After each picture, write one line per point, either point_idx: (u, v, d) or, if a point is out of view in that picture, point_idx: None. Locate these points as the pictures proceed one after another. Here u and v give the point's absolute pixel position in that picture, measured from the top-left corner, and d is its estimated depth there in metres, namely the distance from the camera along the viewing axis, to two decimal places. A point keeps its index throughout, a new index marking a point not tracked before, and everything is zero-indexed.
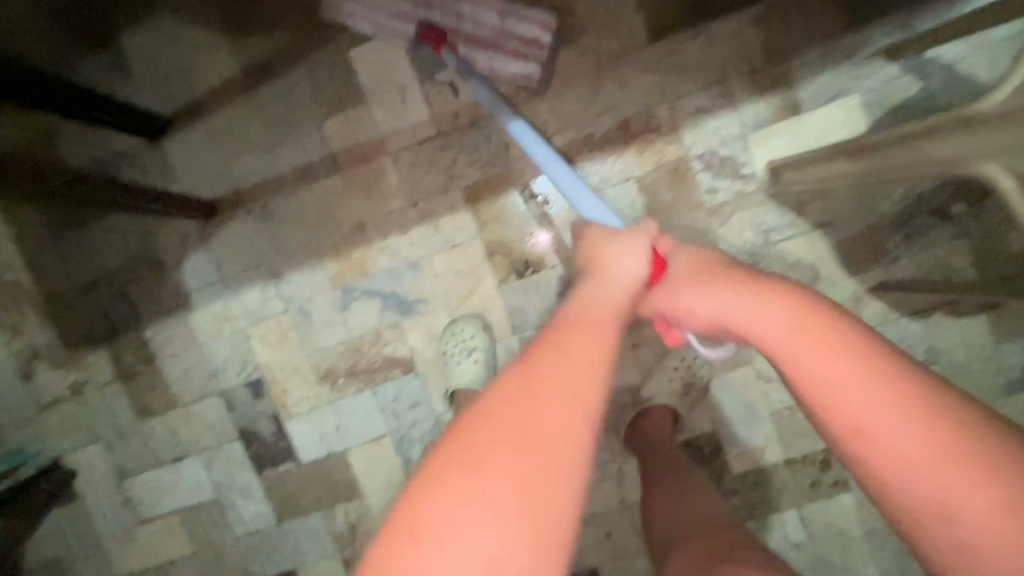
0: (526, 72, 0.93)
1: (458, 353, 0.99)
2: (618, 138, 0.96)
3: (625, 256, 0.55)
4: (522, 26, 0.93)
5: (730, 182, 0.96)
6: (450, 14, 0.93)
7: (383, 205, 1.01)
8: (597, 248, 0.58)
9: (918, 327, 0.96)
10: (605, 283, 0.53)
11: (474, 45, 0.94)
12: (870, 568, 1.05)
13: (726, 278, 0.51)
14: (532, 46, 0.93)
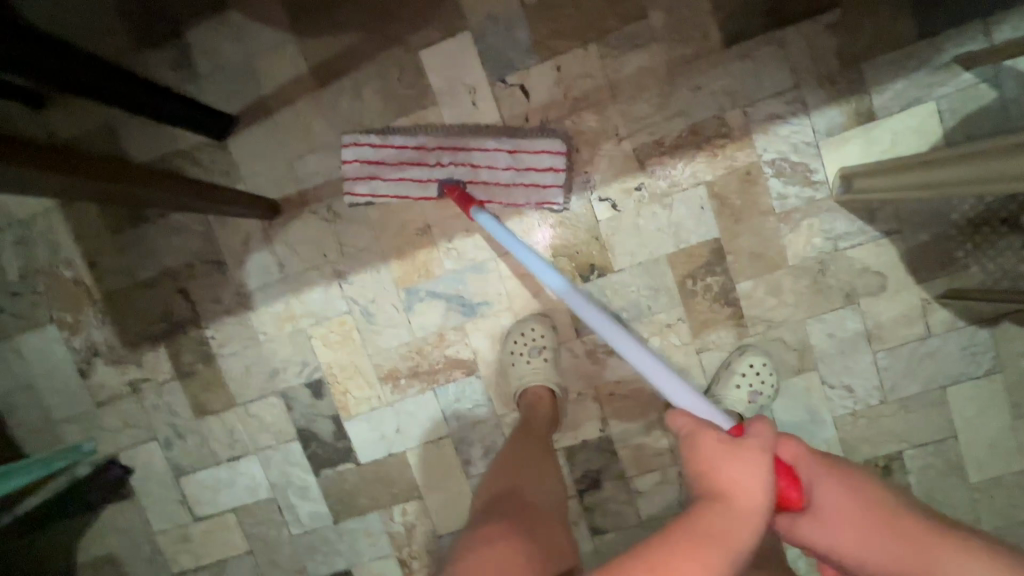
0: (549, 199, 0.98)
1: (528, 352, 0.99)
2: (688, 143, 0.96)
3: (754, 480, 0.50)
4: (531, 158, 0.97)
5: (800, 188, 0.96)
6: (463, 166, 0.98)
7: (449, 207, 1.01)
8: (718, 462, 0.51)
9: (984, 335, 0.97)
10: (729, 514, 0.49)
11: (495, 190, 0.99)
12: None
13: (849, 507, 0.56)
14: (546, 174, 0.97)
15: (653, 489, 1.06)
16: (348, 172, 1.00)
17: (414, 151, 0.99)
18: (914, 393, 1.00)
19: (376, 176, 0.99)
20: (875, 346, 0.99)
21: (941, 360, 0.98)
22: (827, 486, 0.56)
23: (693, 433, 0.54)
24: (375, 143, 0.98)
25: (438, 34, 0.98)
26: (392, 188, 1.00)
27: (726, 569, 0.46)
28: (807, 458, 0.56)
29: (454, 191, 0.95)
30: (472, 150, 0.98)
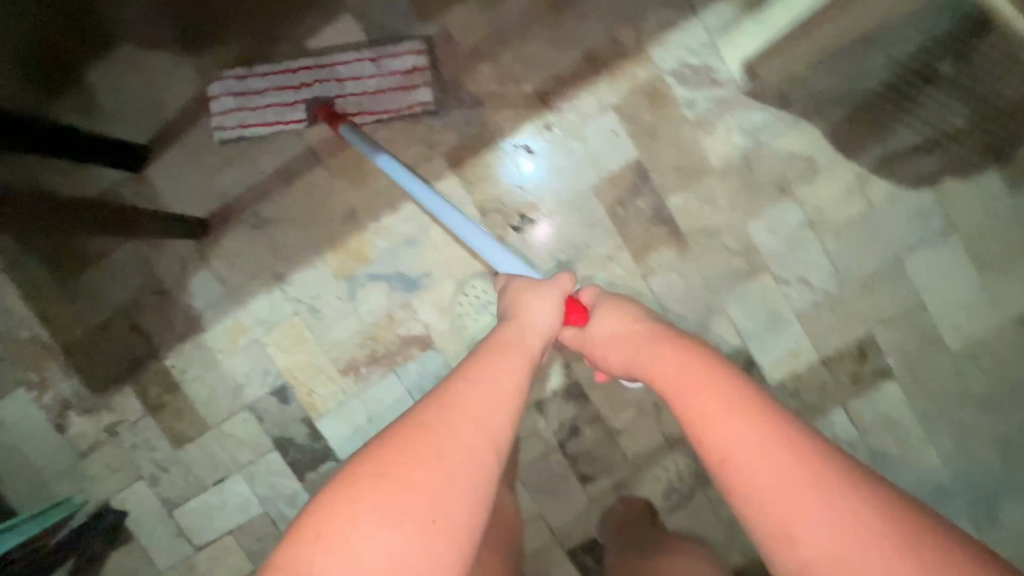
0: (422, 100, 0.97)
1: (475, 310, 1.03)
2: (587, 72, 0.95)
3: (545, 307, 0.66)
4: (395, 61, 0.96)
5: (708, 90, 0.94)
6: (330, 82, 0.97)
7: (369, 188, 1.02)
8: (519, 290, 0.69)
9: (930, 196, 0.93)
10: (522, 327, 0.63)
11: (362, 101, 0.98)
12: (932, 453, 1.01)
13: (637, 327, 0.65)
14: (413, 72, 0.96)
15: (631, 424, 1.05)
16: (218, 107, 0.99)
17: (280, 76, 0.98)
18: (872, 272, 0.97)
19: (245, 107, 0.99)
20: (821, 233, 0.96)
21: (892, 232, 0.95)
22: (610, 314, 0.68)
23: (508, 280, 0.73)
24: (240, 76, 0.99)
25: (322, 22, 0.99)
26: (264, 117, 0.99)
27: (509, 369, 0.56)
28: (601, 297, 0.71)
29: (323, 109, 0.95)
30: (337, 66, 0.97)
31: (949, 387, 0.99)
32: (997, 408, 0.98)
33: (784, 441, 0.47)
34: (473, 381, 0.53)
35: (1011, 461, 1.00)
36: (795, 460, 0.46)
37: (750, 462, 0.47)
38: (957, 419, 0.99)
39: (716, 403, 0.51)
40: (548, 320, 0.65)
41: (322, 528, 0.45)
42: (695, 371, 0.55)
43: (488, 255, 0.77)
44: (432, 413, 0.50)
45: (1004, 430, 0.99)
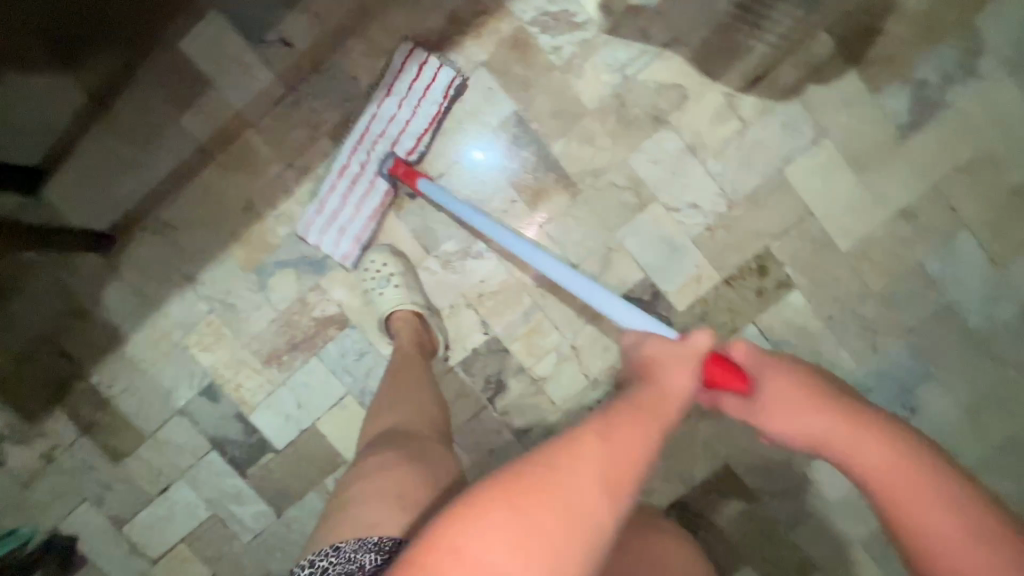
0: (449, 86, 0.97)
1: (378, 283, 1.01)
2: (453, 33, 0.98)
3: (684, 372, 0.57)
4: (401, 77, 0.97)
5: (570, 34, 0.97)
6: (373, 139, 0.99)
7: (264, 177, 1.03)
8: (655, 355, 0.59)
9: (796, 105, 0.97)
10: (659, 390, 0.55)
11: (410, 128, 0.99)
12: (843, 354, 1.04)
13: (811, 396, 0.58)
14: (423, 75, 0.97)
15: (553, 370, 1.07)
16: (327, 246, 1.02)
17: (340, 177, 1.00)
18: (756, 187, 1.00)
19: (339, 222, 1.01)
20: (702, 156, 0.99)
21: (767, 146, 0.99)
22: (779, 382, 0.60)
23: (640, 340, 0.63)
24: (317, 208, 1.01)
25: (189, 20, 1.00)
26: (358, 208, 1.01)
27: (647, 430, 0.51)
28: (757, 358, 0.63)
29: (400, 169, 0.97)
30: (370, 125, 0.99)
31: (848, 287, 1.02)
32: (895, 301, 1.02)
33: (962, 511, 0.51)
34: (605, 434, 0.49)
35: (918, 349, 1.03)
36: (976, 539, 0.50)
37: (934, 526, 0.51)
38: (859, 317, 1.03)
39: (884, 472, 0.53)
40: (694, 382, 0.57)
41: (446, 549, 0.44)
42: (873, 440, 0.55)
43: (615, 316, 0.75)
44: (558, 462, 0.47)
45: (905, 320, 1.03)
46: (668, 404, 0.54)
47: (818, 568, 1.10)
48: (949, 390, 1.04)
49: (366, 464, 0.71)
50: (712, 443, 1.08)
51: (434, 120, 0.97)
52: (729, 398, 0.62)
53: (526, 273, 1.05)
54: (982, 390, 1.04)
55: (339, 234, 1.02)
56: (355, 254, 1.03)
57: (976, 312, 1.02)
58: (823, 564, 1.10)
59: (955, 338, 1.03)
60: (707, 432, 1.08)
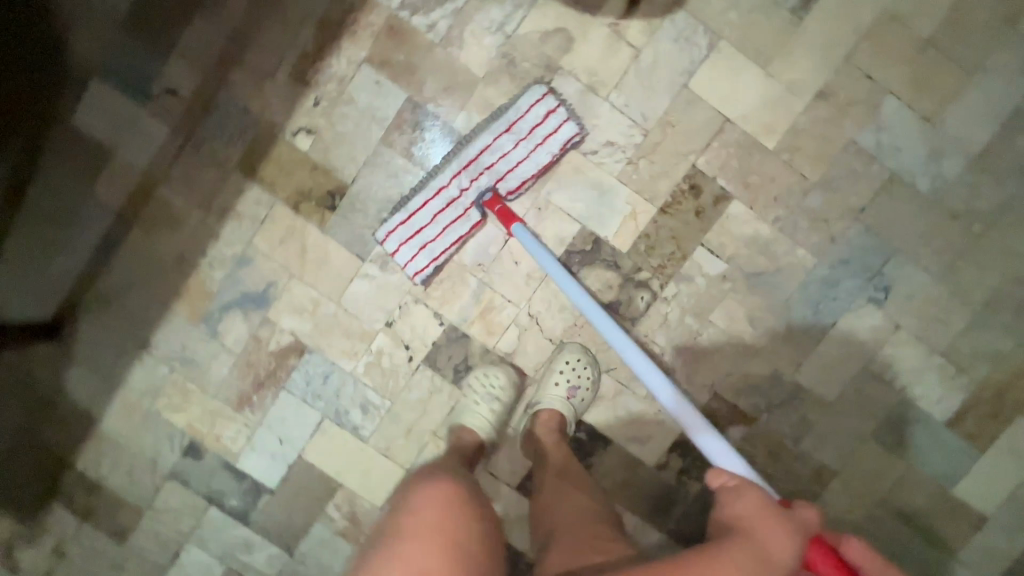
0: (569, 136, 0.92)
1: (479, 396, 1.01)
2: (328, 38, 0.97)
3: (782, 546, 0.63)
4: (527, 117, 0.91)
5: (440, 8, 0.96)
6: (483, 171, 0.92)
7: (186, 228, 1.03)
8: (754, 515, 0.67)
9: (682, 17, 0.95)
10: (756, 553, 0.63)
11: (519, 168, 0.93)
12: (801, 252, 1.01)
13: None
14: (540, 120, 0.92)
15: (518, 343, 1.05)
16: (403, 260, 0.95)
17: (438, 198, 0.92)
18: (666, 108, 0.98)
19: (426, 244, 0.95)
20: (603, 92, 0.97)
21: (665, 65, 0.96)
22: None
23: (746, 488, 0.71)
24: (403, 221, 0.93)
25: (75, 94, 1.00)
26: (446, 239, 0.95)
27: None
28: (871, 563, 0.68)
29: (497, 206, 0.93)
30: (480, 156, 0.91)
31: (787, 185, 0.99)
32: (837, 186, 0.99)
33: None
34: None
35: (874, 228, 1.00)
36: None
37: None
38: (806, 210, 1.00)
39: None
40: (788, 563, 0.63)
41: None
42: None
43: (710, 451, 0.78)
44: None
45: (852, 202, 1.00)
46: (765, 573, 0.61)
47: (835, 475, 1.06)
48: (916, 262, 1.01)
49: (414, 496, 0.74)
50: (696, 377, 1.04)
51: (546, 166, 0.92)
52: None
53: (465, 255, 1.03)
54: (951, 253, 1.01)
55: (421, 252, 0.95)
56: (426, 272, 0.97)
57: (922, 175, 0.99)
58: (839, 470, 1.06)
59: (908, 207, 0.99)
60: (688, 367, 1.05)
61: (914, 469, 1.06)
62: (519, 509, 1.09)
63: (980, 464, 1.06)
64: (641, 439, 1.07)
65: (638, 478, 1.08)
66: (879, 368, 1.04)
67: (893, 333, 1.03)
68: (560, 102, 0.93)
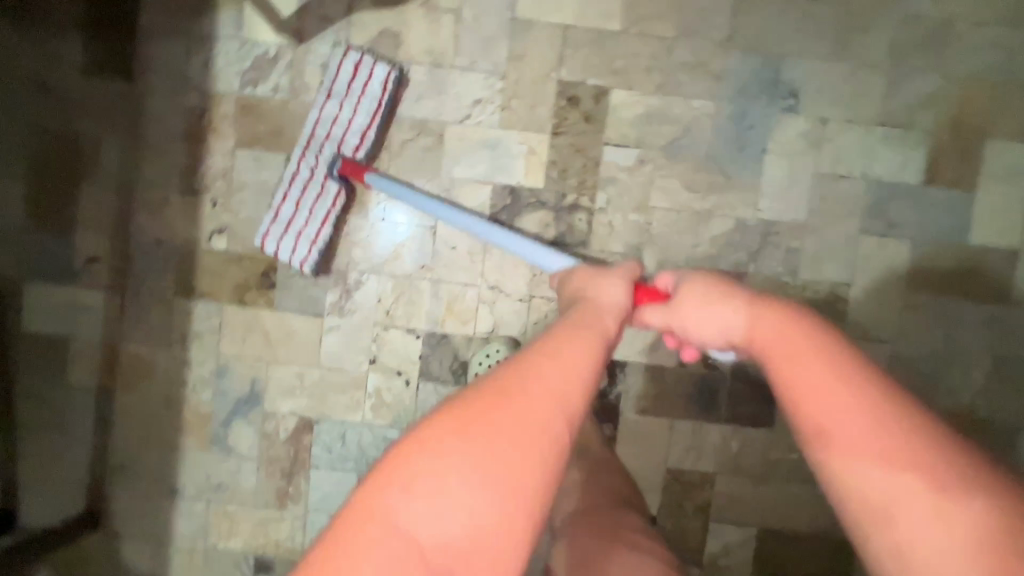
0: (382, 75, 0.96)
1: None
2: (197, 145, 1.03)
3: (609, 291, 0.61)
4: (339, 77, 0.97)
5: (276, 69, 1.02)
6: (321, 140, 0.97)
7: (160, 369, 1.07)
8: (583, 283, 0.64)
9: None
10: (604, 308, 0.57)
11: (354, 125, 0.98)
12: (698, 103, 1.01)
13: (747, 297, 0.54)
14: (355, 74, 0.96)
15: (494, 317, 1.05)
16: (287, 255, 0.99)
17: (292, 184, 0.98)
18: (509, 46, 1.01)
19: (301, 231, 0.99)
20: (447, 61, 1.01)
21: (488, 11, 1.00)
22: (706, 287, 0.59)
23: (574, 270, 0.69)
24: (272, 219, 0.99)
25: (14, 303, 1.07)
26: (314, 218, 0.99)
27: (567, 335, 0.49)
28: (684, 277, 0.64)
29: (346, 165, 0.96)
30: (315, 130, 0.97)
31: (651, 51, 1.00)
32: (696, 29, 1.00)
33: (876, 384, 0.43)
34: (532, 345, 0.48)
35: (750, 46, 1.00)
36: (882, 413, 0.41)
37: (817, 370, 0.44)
38: (681, 64, 1.00)
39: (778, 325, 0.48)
40: (622, 299, 0.60)
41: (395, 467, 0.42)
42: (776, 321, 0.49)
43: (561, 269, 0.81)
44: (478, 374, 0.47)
45: (718, 35, 1.00)
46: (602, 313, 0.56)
47: (849, 285, 1.03)
48: (807, 56, 1.00)
49: (367, 476, 0.43)
50: (668, 265, 1.03)
51: (374, 110, 0.97)
52: (658, 316, 0.63)
53: (407, 264, 1.04)
54: (833, 31, 1.00)
55: (300, 240, 0.99)
56: (313, 257, 1.00)
57: None
58: (849, 278, 1.03)
59: (770, 11, 0.99)
60: (657, 259, 1.03)
61: (919, 241, 1.02)
62: None
63: (979, 203, 1.01)
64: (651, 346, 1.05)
65: (671, 384, 1.06)
66: (831, 167, 1.01)
67: (824, 129, 1.01)
68: (364, 52, 0.97)
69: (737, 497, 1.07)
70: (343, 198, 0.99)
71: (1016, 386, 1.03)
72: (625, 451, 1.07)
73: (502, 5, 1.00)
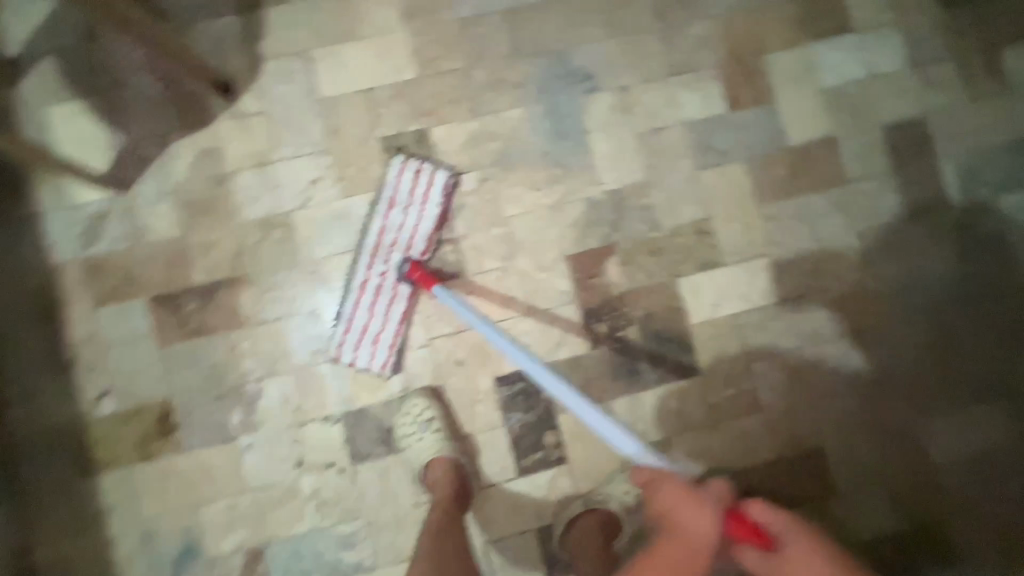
0: (441, 179, 1.03)
1: (416, 431, 1.00)
2: (55, 321, 1.01)
3: (703, 522, 0.82)
4: (397, 185, 1.03)
5: (110, 221, 1.03)
6: (387, 244, 1.01)
7: (82, 559, 0.99)
8: (676, 506, 0.84)
9: (270, 64, 1.05)
10: (691, 544, 0.82)
11: (419, 231, 1.02)
12: (511, 113, 1.07)
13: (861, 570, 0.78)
14: (408, 180, 1.02)
15: (401, 373, 1.04)
16: (366, 361, 1.01)
17: (366, 291, 1.00)
18: (323, 124, 1.05)
19: (376, 335, 1.01)
20: (272, 157, 1.04)
21: (293, 101, 1.05)
22: (810, 545, 0.80)
23: (666, 481, 0.85)
24: (346, 327, 1.01)
25: None
26: (387, 321, 1.01)
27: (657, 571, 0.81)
28: (786, 521, 0.82)
29: (415, 270, 0.96)
30: (380, 239, 1.01)
31: (451, 84, 1.07)
32: (484, 51, 1.07)
33: None
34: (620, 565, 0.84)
35: (536, 48, 1.08)
36: None
37: None
38: (483, 85, 1.07)
39: None
40: (712, 535, 0.81)
41: None
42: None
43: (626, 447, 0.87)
44: None
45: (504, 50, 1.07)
46: (685, 555, 0.81)
47: (709, 219, 1.09)
48: (587, 40, 1.08)
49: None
50: (543, 263, 1.07)
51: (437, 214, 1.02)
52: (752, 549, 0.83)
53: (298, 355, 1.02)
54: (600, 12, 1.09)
55: (378, 345, 1.01)
56: (393, 359, 1.02)
57: None
58: (707, 214, 1.09)
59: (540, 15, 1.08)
60: (532, 262, 1.07)
61: (751, 160, 1.10)
62: (537, 487, 1.04)
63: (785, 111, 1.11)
64: (560, 342, 1.07)
65: (593, 369, 1.07)
66: (649, 125, 1.09)
67: (629, 95, 1.09)
68: (424, 161, 1.04)
69: (697, 451, 1.07)
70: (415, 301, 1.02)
71: (884, 254, 1.11)
72: (577, 451, 1.05)
73: (304, 92, 1.05)
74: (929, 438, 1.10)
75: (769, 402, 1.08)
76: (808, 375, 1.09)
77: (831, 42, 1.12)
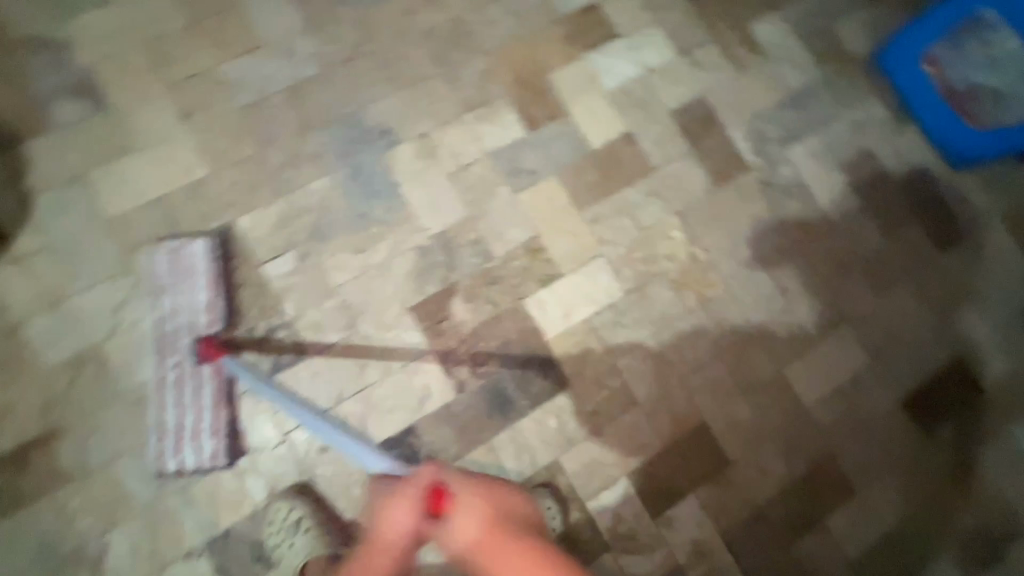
0: (202, 248, 0.96)
1: (284, 536, 0.92)
2: None
3: (401, 515, 0.70)
4: (159, 272, 0.96)
5: None
6: (170, 336, 0.93)
7: None
8: (379, 504, 0.73)
9: (49, 199, 0.99)
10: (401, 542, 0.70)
11: (196, 307, 0.94)
12: (317, 184, 1.06)
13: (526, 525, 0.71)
14: (181, 256, 0.96)
15: (263, 478, 0.96)
16: (193, 460, 0.91)
17: (164, 392, 0.92)
18: (120, 244, 0.99)
19: (194, 430, 0.92)
20: (68, 293, 0.97)
21: (81, 230, 0.99)
22: (470, 498, 0.72)
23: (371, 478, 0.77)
24: (160, 436, 0.91)
25: None
26: (200, 411, 0.92)
27: None
28: (459, 482, 0.74)
29: (205, 346, 0.91)
30: (161, 332, 0.93)
31: (249, 172, 1.05)
32: (275, 133, 1.06)
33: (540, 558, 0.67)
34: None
35: (328, 117, 1.08)
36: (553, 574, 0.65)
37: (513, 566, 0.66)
38: (282, 165, 1.06)
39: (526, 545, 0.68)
40: (408, 525, 0.70)
41: None
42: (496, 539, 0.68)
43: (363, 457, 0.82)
44: None
45: (296, 126, 1.07)
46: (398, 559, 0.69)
47: (538, 236, 1.12)
48: (376, 99, 1.10)
49: None
50: (387, 322, 1.05)
51: (210, 282, 0.95)
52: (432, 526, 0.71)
53: (144, 494, 0.93)
54: (383, 70, 1.11)
55: (201, 438, 0.92)
56: (224, 446, 0.92)
57: (304, 65, 1.09)
58: (534, 232, 1.12)
59: (324, 85, 1.09)
60: (375, 324, 1.04)
61: (562, 172, 1.14)
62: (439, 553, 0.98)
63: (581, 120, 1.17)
64: (426, 396, 1.04)
65: (466, 413, 1.05)
66: (457, 162, 1.11)
67: (431, 140, 1.11)
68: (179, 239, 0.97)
69: (589, 462, 1.06)
70: (221, 379, 0.93)
71: (706, 225, 1.18)
72: None
73: (92, 218, 1.00)
74: (797, 386, 1.16)
75: (644, 393, 1.10)
76: (672, 358, 1.12)
77: (607, 51, 1.20)
